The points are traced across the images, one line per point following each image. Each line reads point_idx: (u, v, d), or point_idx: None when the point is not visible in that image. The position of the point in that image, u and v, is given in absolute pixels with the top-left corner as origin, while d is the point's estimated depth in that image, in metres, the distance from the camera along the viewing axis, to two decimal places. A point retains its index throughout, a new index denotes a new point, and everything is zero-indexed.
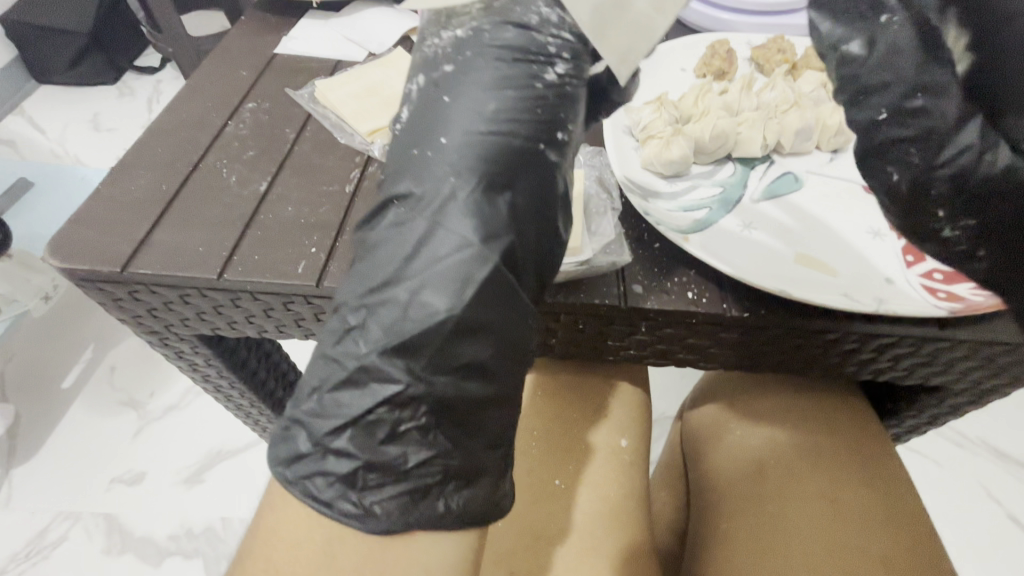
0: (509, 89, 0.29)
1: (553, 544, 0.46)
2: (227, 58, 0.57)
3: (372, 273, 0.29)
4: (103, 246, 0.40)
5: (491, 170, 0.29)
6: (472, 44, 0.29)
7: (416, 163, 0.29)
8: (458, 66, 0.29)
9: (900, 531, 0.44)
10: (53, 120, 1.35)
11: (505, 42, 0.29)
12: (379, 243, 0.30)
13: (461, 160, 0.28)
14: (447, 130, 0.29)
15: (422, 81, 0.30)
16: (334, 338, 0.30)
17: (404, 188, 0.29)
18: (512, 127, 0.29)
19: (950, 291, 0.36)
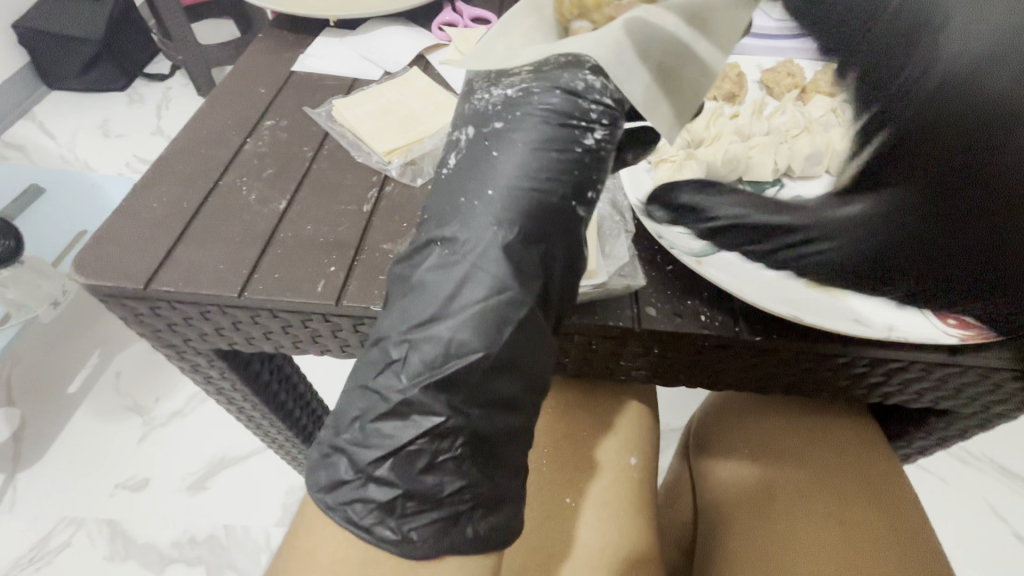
0: (552, 148, 0.32)
1: (565, 563, 0.46)
2: (245, 75, 0.58)
3: (416, 310, 0.32)
4: (126, 263, 0.41)
5: (529, 225, 0.32)
6: (518, 103, 0.33)
7: (463, 210, 0.32)
8: (506, 123, 0.33)
9: (910, 554, 0.44)
10: (65, 125, 1.37)
11: (552, 106, 0.32)
12: (421, 282, 0.32)
13: (505, 210, 0.31)
14: (494, 183, 0.32)
15: (472, 134, 0.34)
16: (374, 370, 0.33)
17: (448, 232, 0.32)
18: (549, 186, 0.32)
19: (960, 317, 0.37)
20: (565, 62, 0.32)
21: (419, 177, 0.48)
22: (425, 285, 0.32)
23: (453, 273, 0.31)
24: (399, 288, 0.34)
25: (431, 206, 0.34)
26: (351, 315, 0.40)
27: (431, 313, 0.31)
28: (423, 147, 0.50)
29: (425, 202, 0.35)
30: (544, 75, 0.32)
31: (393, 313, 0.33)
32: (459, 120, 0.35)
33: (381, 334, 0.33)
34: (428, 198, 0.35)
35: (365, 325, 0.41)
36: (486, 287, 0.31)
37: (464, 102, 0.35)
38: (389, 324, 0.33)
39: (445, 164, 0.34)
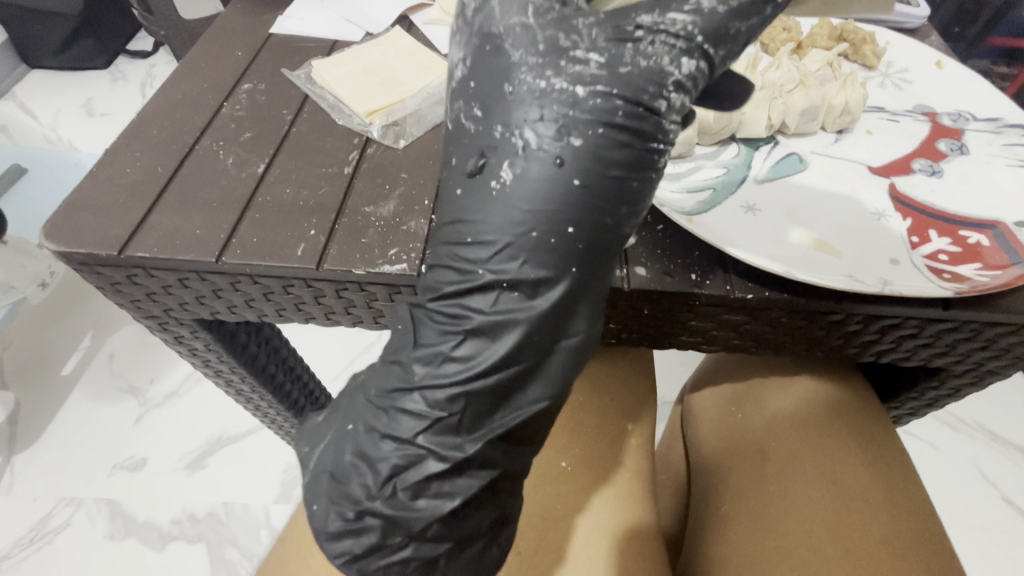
0: (621, 168, 0.30)
1: (556, 525, 0.46)
2: (221, 38, 0.56)
3: (472, 346, 0.31)
4: (100, 230, 0.40)
5: (597, 260, 0.30)
6: (591, 116, 0.29)
7: (534, 246, 0.29)
8: (576, 145, 0.29)
9: (900, 512, 0.44)
10: (46, 104, 1.33)
11: (627, 121, 0.29)
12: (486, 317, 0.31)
13: (575, 246, 0.30)
14: (569, 216, 0.29)
15: (528, 148, 0.29)
16: (417, 425, 0.32)
17: (516, 265, 0.30)
18: (623, 211, 0.30)
19: (955, 273, 0.36)
20: (648, 51, 0.29)
21: (402, 138, 0.47)
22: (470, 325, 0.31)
23: (512, 314, 0.30)
24: (440, 324, 0.32)
25: (460, 226, 0.31)
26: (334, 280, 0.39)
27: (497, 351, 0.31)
28: (406, 107, 0.49)
29: (458, 215, 0.31)
30: (621, 83, 0.29)
31: (438, 350, 0.32)
32: (501, 119, 0.30)
33: (423, 378, 0.32)
34: (459, 206, 0.31)
35: (349, 290, 0.41)
36: (516, 283, 0.30)
37: (502, 85, 0.30)
38: (434, 377, 0.32)
39: (489, 175, 0.30)
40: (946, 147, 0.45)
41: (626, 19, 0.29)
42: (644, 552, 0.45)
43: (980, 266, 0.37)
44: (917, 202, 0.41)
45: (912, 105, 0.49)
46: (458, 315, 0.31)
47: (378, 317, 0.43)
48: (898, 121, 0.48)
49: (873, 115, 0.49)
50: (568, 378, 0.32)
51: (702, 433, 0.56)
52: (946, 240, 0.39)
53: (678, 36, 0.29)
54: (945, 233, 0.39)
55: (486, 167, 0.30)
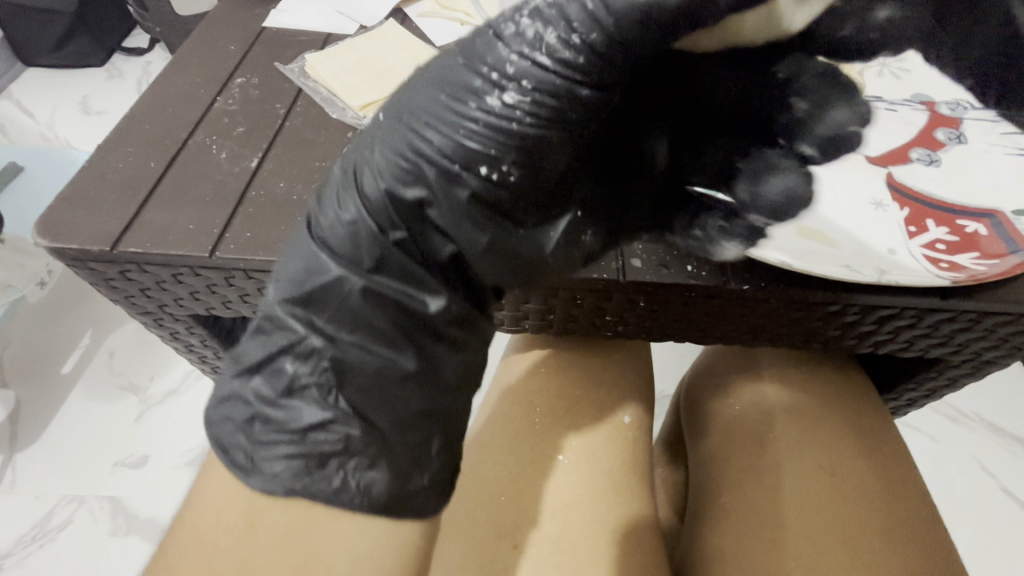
0: (543, 58, 0.28)
1: (552, 517, 0.46)
2: (214, 32, 0.55)
3: (366, 249, 0.30)
4: (92, 225, 0.40)
5: (480, 147, 0.29)
6: (544, 71, 0.28)
7: (431, 104, 0.30)
8: (521, 103, 0.29)
9: (897, 502, 0.45)
10: (42, 102, 1.33)
11: (567, 14, 0.28)
12: (389, 216, 0.30)
13: (463, 122, 0.29)
14: (472, 90, 0.29)
15: (476, 87, 0.29)
16: (285, 269, 0.32)
17: (427, 188, 0.30)
18: (527, 108, 0.29)
19: (952, 262, 0.36)
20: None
21: None
22: (364, 220, 0.30)
23: (392, 157, 0.30)
24: (344, 206, 0.31)
25: (394, 125, 0.30)
26: None
27: (389, 259, 0.31)
28: None
29: (392, 119, 0.30)
30: (590, 39, 0.28)
31: (335, 237, 0.31)
32: (468, 46, 0.29)
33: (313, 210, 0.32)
34: (404, 106, 0.30)
35: None
36: (408, 134, 0.30)
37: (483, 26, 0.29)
38: (323, 203, 0.32)
39: (437, 92, 0.30)
40: (943, 137, 0.45)
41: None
42: (642, 544, 0.46)
43: (977, 255, 0.37)
44: (913, 192, 0.41)
45: (911, 93, 0.46)
46: (360, 148, 0.32)
47: None
48: (894, 109, 0.46)
49: (872, 105, 0.46)
50: (423, 276, 0.31)
51: (698, 425, 0.56)
52: (943, 229, 0.38)
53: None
54: (941, 223, 0.38)
55: (437, 82, 0.30)
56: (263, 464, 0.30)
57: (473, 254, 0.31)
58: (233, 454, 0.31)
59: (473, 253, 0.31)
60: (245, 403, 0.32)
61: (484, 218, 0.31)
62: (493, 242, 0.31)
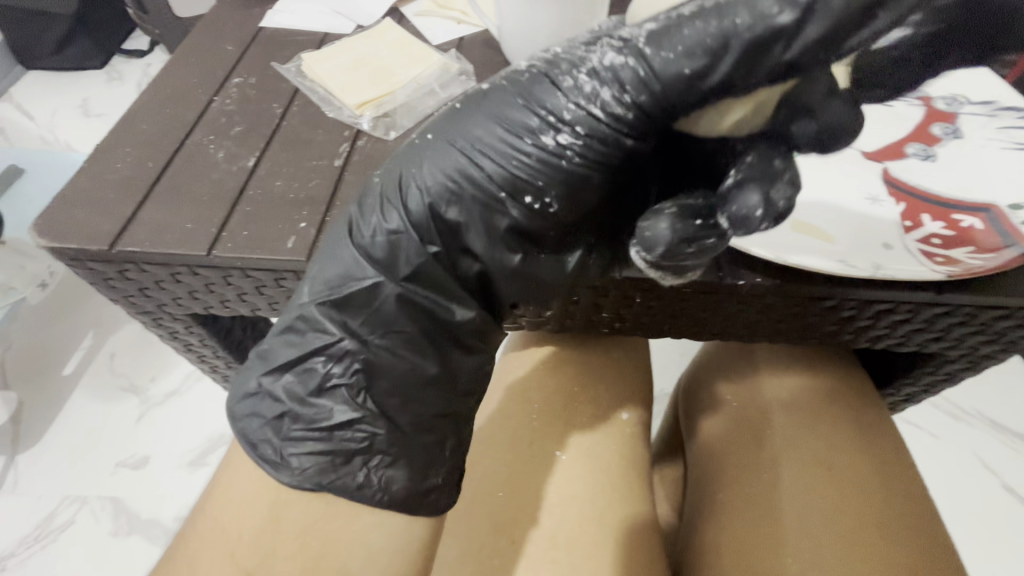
0: (596, 107, 0.30)
1: (550, 514, 0.46)
2: (211, 32, 0.56)
3: (404, 260, 0.33)
4: (91, 225, 0.40)
5: (523, 186, 0.31)
6: (599, 117, 0.30)
7: (485, 137, 0.32)
8: (572, 144, 0.30)
9: (893, 497, 0.45)
10: (43, 104, 1.33)
11: (624, 66, 0.29)
12: (431, 235, 0.33)
13: (512, 158, 0.31)
14: (526, 130, 0.31)
15: (533, 126, 0.31)
16: (319, 289, 0.34)
17: (468, 214, 0.32)
18: (574, 152, 0.30)
19: (948, 256, 0.36)
20: (681, 52, 0.27)
21: (393, 130, 0.47)
22: (409, 235, 0.32)
23: (440, 185, 0.32)
24: (387, 217, 0.33)
25: (446, 150, 0.32)
26: None
27: (427, 274, 0.33)
28: (395, 99, 0.48)
29: (443, 144, 0.32)
30: (646, 93, 0.28)
31: (373, 245, 0.33)
32: (529, 83, 0.31)
33: (355, 224, 0.34)
34: (458, 129, 0.32)
35: None
36: (461, 163, 0.32)
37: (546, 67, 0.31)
38: (369, 217, 0.33)
39: (494, 126, 0.31)
40: (940, 132, 0.45)
41: (679, 18, 0.28)
42: (640, 541, 0.46)
43: (973, 250, 0.36)
44: (910, 187, 0.41)
45: (907, 89, 0.48)
46: (410, 172, 0.33)
47: None
48: (891, 105, 0.47)
49: None
50: (444, 302, 0.34)
51: (696, 421, 0.56)
52: (939, 224, 0.38)
53: (713, 45, 0.26)
54: (937, 217, 0.39)
55: (491, 112, 0.32)
56: (292, 461, 0.32)
57: (501, 274, 0.34)
58: (262, 450, 0.33)
59: (500, 274, 0.34)
60: (275, 401, 0.34)
61: (513, 254, 0.33)
62: (524, 270, 0.34)
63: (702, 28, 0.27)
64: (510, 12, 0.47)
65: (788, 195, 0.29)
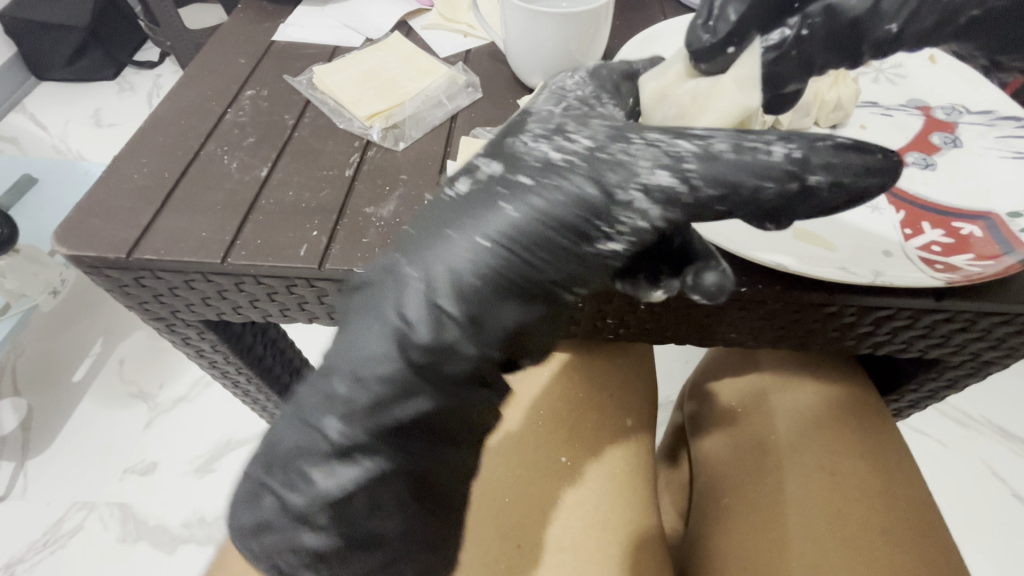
0: (647, 202, 0.28)
1: (556, 518, 0.47)
2: (225, 46, 0.57)
3: (433, 389, 0.28)
4: (108, 234, 0.41)
5: (562, 283, 0.29)
6: (648, 223, 0.28)
7: (515, 230, 0.28)
8: (619, 248, 0.29)
9: (896, 504, 0.45)
10: (56, 115, 1.36)
11: (668, 177, 0.28)
12: (481, 342, 0.28)
13: (548, 259, 0.28)
14: (560, 231, 0.28)
15: (584, 224, 0.28)
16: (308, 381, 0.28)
17: (521, 318, 0.28)
18: (617, 253, 0.29)
19: (947, 263, 0.37)
20: (749, 169, 0.28)
21: (401, 140, 0.48)
22: (456, 348, 0.27)
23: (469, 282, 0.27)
24: (417, 326, 0.27)
25: (479, 236, 0.28)
26: (335, 277, 0.40)
27: (478, 378, 0.29)
28: (404, 111, 0.50)
29: (485, 245, 0.27)
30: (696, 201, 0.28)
31: (398, 339, 0.27)
32: (568, 171, 0.28)
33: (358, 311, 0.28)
34: (484, 219, 0.28)
35: None
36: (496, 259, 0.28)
37: (504, 135, 0.31)
38: (371, 316, 0.27)
39: (534, 215, 0.28)
40: (939, 141, 0.46)
41: (717, 138, 0.28)
42: (645, 546, 0.46)
43: (971, 257, 0.37)
44: (911, 196, 0.42)
45: (906, 99, 0.49)
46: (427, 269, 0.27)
47: None
48: (891, 115, 0.48)
49: (867, 110, 0.49)
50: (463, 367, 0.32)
51: (701, 429, 0.56)
52: (938, 231, 0.39)
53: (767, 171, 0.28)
54: (937, 225, 0.40)
55: (528, 201, 0.28)
56: None
57: (548, 361, 0.31)
58: None
59: (550, 360, 0.31)
60: None
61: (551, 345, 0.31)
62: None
63: (741, 153, 0.28)
64: (515, 25, 0.48)
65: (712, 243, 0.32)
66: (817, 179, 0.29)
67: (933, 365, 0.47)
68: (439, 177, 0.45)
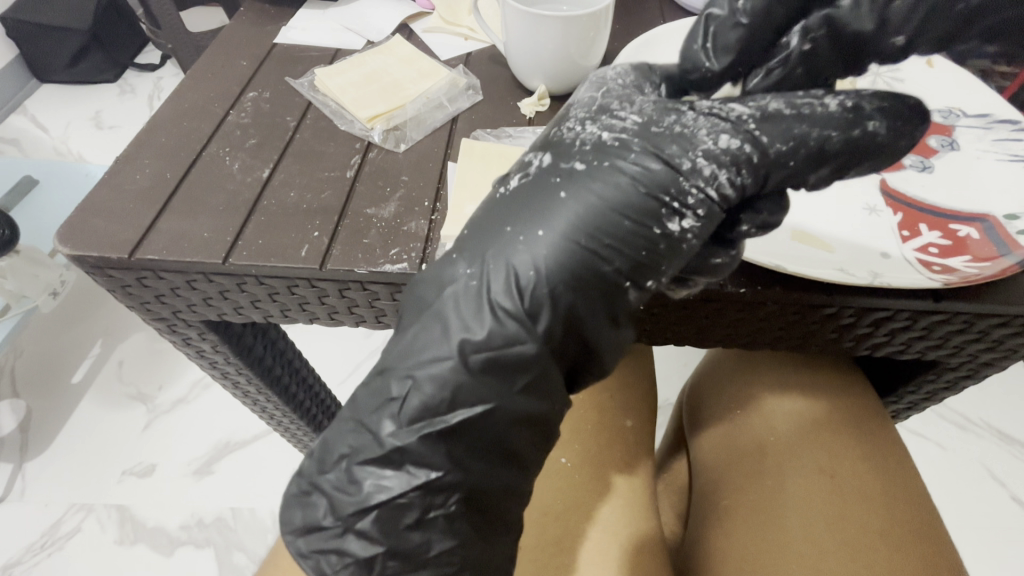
0: (714, 179, 0.31)
1: (555, 519, 0.47)
2: (227, 49, 0.58)
3: (526, 366, 0.30)
4: (111, 234, 0.41)
5: (634, 262, 0.31)
6: (714, 199, 0.31)
7: (583, 215, 0.31)
8: (692, 228, 0.31)
9: (895, 505, 0.45)
10: (57, 117, 1.36)
11: (726, 148, 0.31)
12: (550, 330, 0.31)
13: (622, 239, 0.31)
14: (630, 213, 0.31)
15: (655, 207, 0.31)
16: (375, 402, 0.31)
17: (591, 302, 0.31)
18: (685, 230, 0.31)
19: (944, 265, 0.37)
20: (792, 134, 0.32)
21: (403, 142, 0.48)
22: (531, 339, 0.30)
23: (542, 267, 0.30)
24: (480, 319, 0.30)
25: (557, 229, 0.31)
26: (337, 278, 0.40)
27: (534, 376, 0.31)
28: (405, 113, 0.50)
29: (560, 238, 0.30)
30: (753, 177, 0.32)
31: (491, 333, 0.30)
32: (634, 163, 0.31)
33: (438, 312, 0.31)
34: (555, 209, 0.31)
35: (351, 289, 0.41)
36: (571, 244, 0.30)
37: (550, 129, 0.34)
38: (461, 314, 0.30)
39: (607, 205, 0.31)
40: (936, 144, 0.46)
41: (780, 115, 0.32)
42: (646, 547, 0.46)
43: (969, 259, 0.37)
44: (908, 197, 0.42)
45: None
46: (501, 266, 0.31)
47: (381, 317, 0.44)
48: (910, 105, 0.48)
49: None
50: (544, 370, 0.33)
51: (700, 431, 0.57)
52: (935, 233, 0.39)
53: (813, 149, 0.32)
54: (935, 227, 0.40)
55: (595, 189, 0.31)
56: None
57: (613, 354, 0.33)
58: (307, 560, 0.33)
59: (614, 352, 0.33)
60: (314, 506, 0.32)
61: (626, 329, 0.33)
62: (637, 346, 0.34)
63: (794, 126, 0.32)
64: (515, 29, 0.48)
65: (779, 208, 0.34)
66: (873, 124, 0.32)
67: (933, 367, 0.47)
68: (440, 179, 0.45)
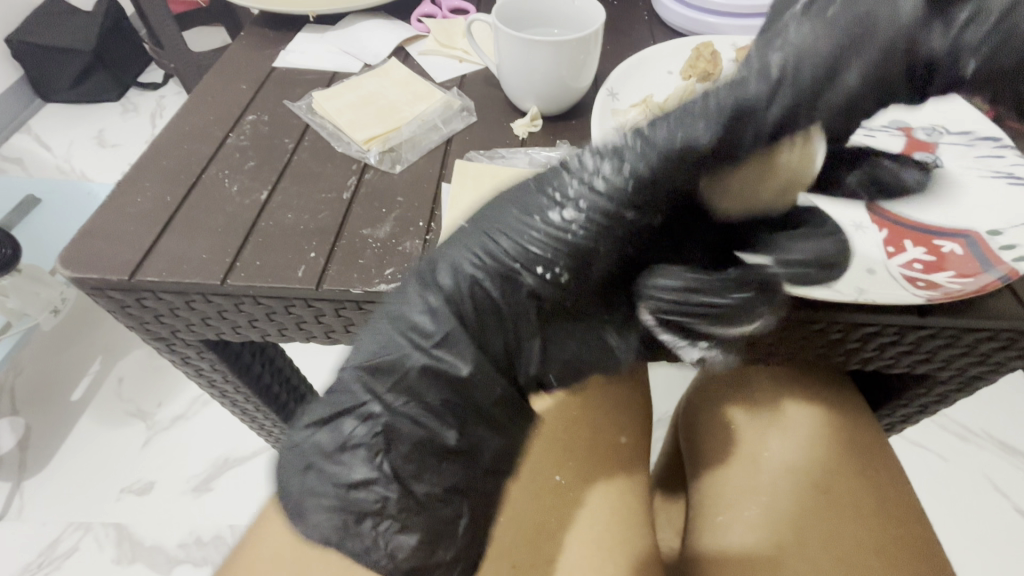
0: (587, 189, 0.35)
1: (554, 539, 0.47)
2: (227, 72, 0.59)
3: (439, 323, 0.35)
4: (112, 256, 0.42)
5: (530, 254, 0.36)
6: (596, 194, 0.35)
7: (479, 224, 0.37)
8: (574, 218, 0.35)
9: (888, 521, 0.45)
10: (60, 136, 1.38)
11: (602, 165, 0.35)
12: (461, 308, 0.36)
13: (514, 237, 0.36)
14: (525, 217, 0.36)
15: (538, 209, 0.36)
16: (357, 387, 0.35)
17: (490, 284, 0.36)
18: (572, 227, 0.35)
19: (929, 281, 0.38)
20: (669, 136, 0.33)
21: (398, 164, 0.49)
22: (438, 308, 0.35)
23: (452, 259, 0.37)
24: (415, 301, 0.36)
25: (474, 236, 0.37)
26: (332, 299, 0.40)
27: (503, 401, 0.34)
28: (401, 135, 0.51)
29: (475, 231, 0.37)
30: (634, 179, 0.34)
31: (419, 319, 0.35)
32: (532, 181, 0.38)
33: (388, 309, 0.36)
34: (481, 219, 0.38)
35: (347, 309, 0.42)
36: (480, 249, 0.36)
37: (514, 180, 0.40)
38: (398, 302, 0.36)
39: (513, 212, 0.37)
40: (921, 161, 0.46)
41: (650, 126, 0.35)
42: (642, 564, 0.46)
43: (952, 275, 0.38)
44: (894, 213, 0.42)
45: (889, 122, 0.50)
46: (428, 270, 0.37)
47: None
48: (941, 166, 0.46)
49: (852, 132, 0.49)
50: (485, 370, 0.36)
51: (694, 446, 0.56)
52: (920, 249, 0.40)
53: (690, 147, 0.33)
54: (918, 243, 0.40)
55: (502, 206, 0.37)
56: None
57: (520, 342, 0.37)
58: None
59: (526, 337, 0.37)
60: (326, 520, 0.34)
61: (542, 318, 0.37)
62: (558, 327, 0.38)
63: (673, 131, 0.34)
64: (507, 51, 0.50)
65: (726, 199, 0.35)
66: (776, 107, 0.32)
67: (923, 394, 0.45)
68: (434, 200, 0.46)
